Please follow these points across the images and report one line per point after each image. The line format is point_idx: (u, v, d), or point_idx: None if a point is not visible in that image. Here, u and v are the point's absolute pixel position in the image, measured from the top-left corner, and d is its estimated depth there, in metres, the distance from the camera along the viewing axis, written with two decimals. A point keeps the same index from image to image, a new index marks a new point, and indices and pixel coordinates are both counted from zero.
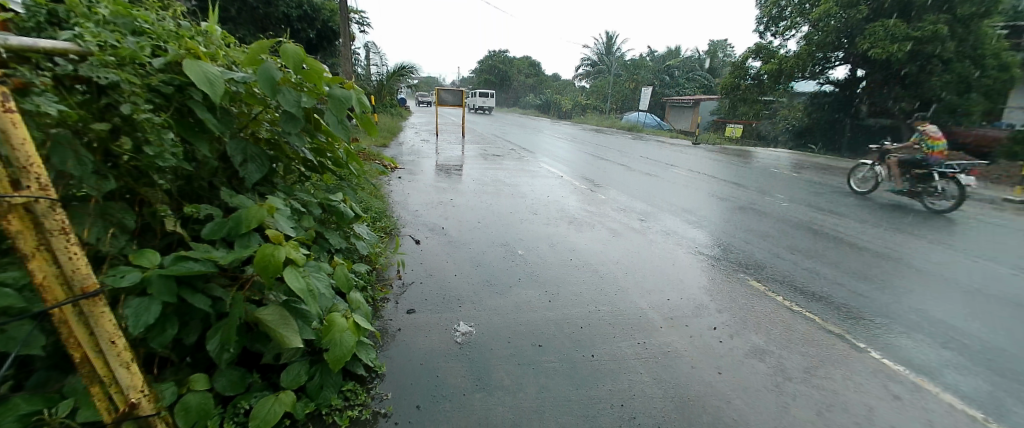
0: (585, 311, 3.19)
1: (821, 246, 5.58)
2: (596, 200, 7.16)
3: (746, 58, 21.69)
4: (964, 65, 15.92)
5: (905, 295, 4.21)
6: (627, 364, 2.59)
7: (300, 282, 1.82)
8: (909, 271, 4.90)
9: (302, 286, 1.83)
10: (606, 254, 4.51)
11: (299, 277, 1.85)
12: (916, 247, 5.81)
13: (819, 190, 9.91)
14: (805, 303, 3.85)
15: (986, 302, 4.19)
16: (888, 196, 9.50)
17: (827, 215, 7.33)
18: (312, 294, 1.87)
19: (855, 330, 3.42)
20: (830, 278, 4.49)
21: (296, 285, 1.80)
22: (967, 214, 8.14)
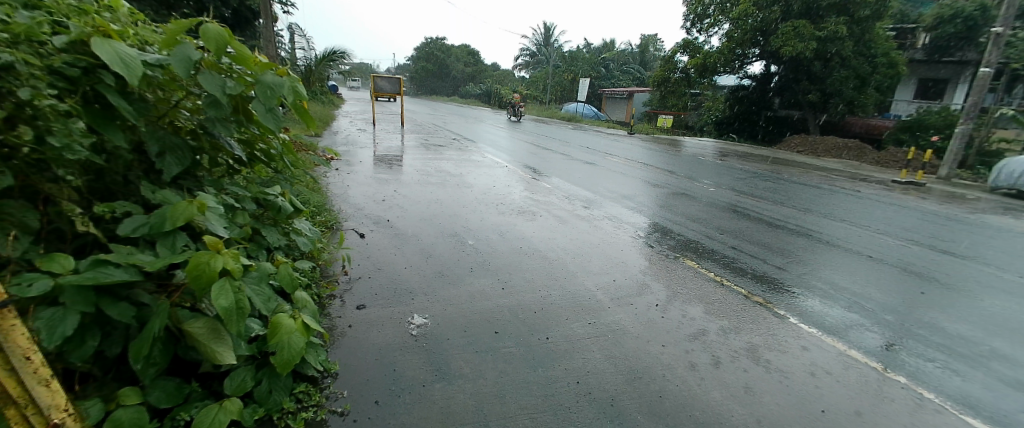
0: (537, 296, 3.27)
1: (745, 225, 6.10)
2: (542, 188, 7.30)
3: (675, 52, 22.88)
4: (860, 62, 17.96)
5: (815, 265, 4.75)
6: (581, 344, 2.70)
7: (229, 299, 1.68)
8: (818, 245, 5.51)
9: (228, 305, 1.68)
10: (554, 240, 4.61)
11: (230, 290, 1.71)
12: (825, 224, 6.51)
13: (741, 176, 10.76)
14: (732, 277, 4.22)
15: (878, 269, 4.84)
16: (799, 180, 10.56)
17: (748, 198, 7.99)
18: (240, 312, 1.72)
19: (776, 300, 3.80)
20: (752, 254, 4.95)
21: (223, 302, 1.65)
22: (861, 195, 9.26)
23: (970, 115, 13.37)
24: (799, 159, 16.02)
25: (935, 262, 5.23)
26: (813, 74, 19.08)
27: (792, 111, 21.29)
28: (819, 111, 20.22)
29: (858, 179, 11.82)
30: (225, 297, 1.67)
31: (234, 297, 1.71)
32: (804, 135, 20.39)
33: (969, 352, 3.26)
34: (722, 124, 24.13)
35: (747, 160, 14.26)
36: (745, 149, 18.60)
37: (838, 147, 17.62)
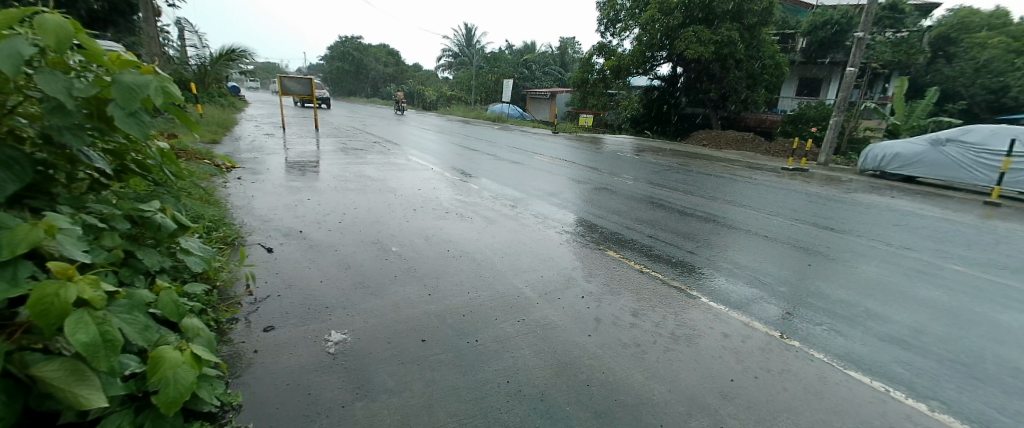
0: (464, 298, 3.21)
1: (661, 215, 6.51)
2: (469, 189, 7.24)
3: (591, 55, 23.93)
4: (751, 64, 20.00)
5: (722, 248, 5.17)
6: (511, 342, 2.68)
7: (90, 333, 1.42)
8: (725, 229, 6.01)
9: (90, 341, 1.41)
10: (481, 241, 4.57)
11: (91, 324, 1.44)
12: (728, 210, 7.15)
13: (657, 170, 11.47)
14: (652, 264, 4.46)
15: (774, 247, 5.40)
16: (707, 171, 11.51)
17: (662, 190, 8.52)
18: (107, 347, 1.46)
19: (690, 282, 4.08)
20: (667, 241, 5.28)
21: (82, 339, 1.39)
22: (758, 182, 10.29)
23: (841, 109, 15.36)
24: (705, 152, 17.47)
25: (818, 238, 5.94)
26: (713, 75, 20.91)
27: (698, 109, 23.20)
28: (720, 108, 22.21)
29: (755, 168, 13.15)
30: (84, 332, 1.41)
31: (98, 331, 1.45)
32: (709, 130, 22.32)
33: (847, 314, 3.75)
34: (637, 121, 25.61)
35: (661, 155, 15.25)
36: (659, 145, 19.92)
37: (737, 140, 19.49)
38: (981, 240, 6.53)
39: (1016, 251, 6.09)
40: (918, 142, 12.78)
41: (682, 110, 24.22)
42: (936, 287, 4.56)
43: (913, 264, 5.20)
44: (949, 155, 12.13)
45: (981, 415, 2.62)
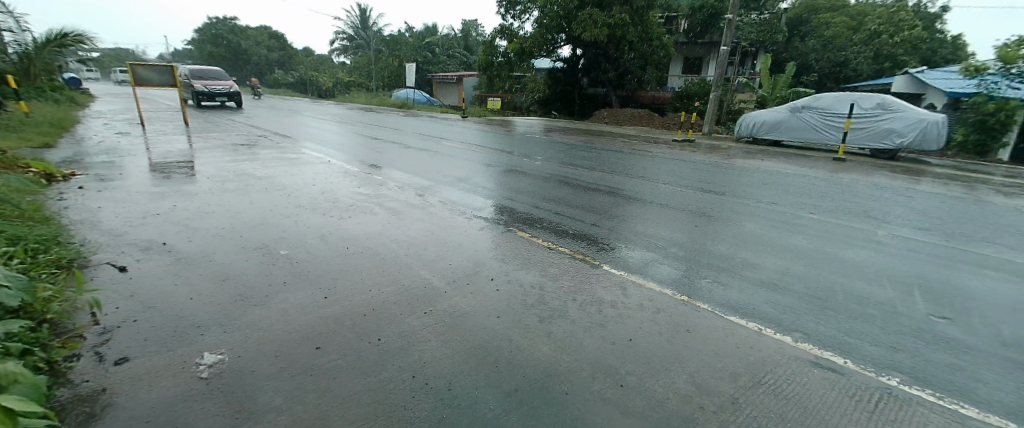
0: (364, 296, 3.03)
1: (567, 192, 6.74)
2: (373, 181, 6.87)
3: (493, 37, 23.88)
4: (642, 45, 21.38)
5: (622, 218, 5.49)
6: (417, 336, 2.57)
7: None
8: (625, 200, 6.39)
9: None
10: (385, 234, 4.36)
11: None
12: (628, 182, 7.62)
13: (563, 149, 11.83)
14: (558, 240, 4.60)
15: (667, 213, 5.86)
16: (609, 147, 12.17)
17: (567, 168, 8.81)
18: None
19: (594, 254, 4.29)
20: (573, 216, 5.48)
21: None
22: (654, 154, 11.11)
23: (718, 84, 17.02)
24: (606, 129, 18.47)
25: (704, 201, 6.56)
26: (610, 56, 22.06)
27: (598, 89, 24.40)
28: (618, 87, 23.56)
29: (651, 142, 14.19)
30: None
31: None
32: (609, 108, 23.63)
33: (729, 266, 4.20)
34: (544, 102, 26.24)
35: (566, 134, 15.77)
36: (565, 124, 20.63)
37: (634, 117, 20.86)
38: (831, 191, 7.68)
39: (856, 198, 7.27)
40: (780, 110, 14.64)
41: (584, 90, 25.29)
42: (798, 234, 5.29)
43: (780, 217, 5.98)
44: (804, 120, 14.09)
45: (831, 339, 3.11)
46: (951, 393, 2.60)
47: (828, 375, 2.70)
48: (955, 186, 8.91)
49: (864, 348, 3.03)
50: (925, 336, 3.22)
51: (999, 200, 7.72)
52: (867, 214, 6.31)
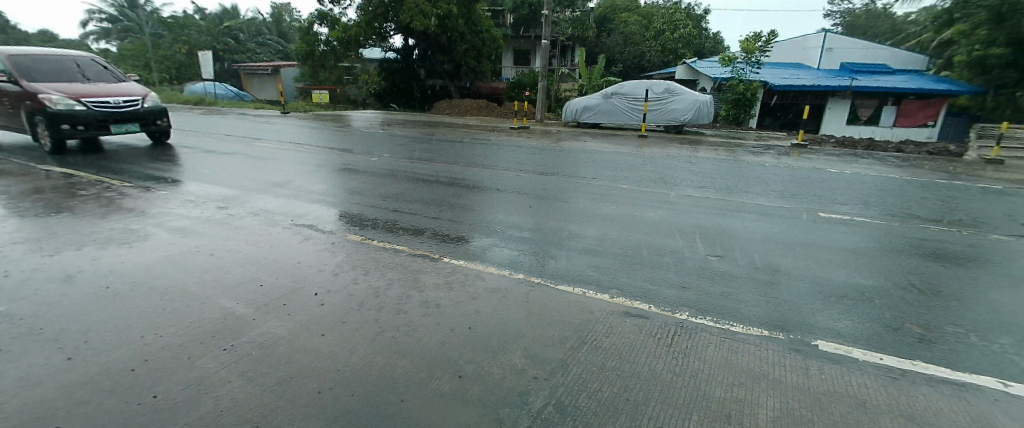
0: (138, 346, 2.42)
1: (406, 187, 6.51)
2: (163, 197, 5.62)
3: (311, 24, 21.67)
4: (472, 36, 21.94)
5: (463, 208, 5.55)
6: (213, 381, 2.16)
7: None
8: (464, 189, 6.47)
9: None
10: (175, 262, 3.59)
11: None
12: (469, 171, 7.74)
13: (402, 142, 11.41)
14: (396, 238, 4.42)
15: (505, 197, 6.14)
16: (450, 138, 12.19)
17: (407, 162, 8.51)
18: None
19: (435, 247, 4.24)
20: (414, 211, 5.33)
21: None
22: (494, 143, 11.53)
23: (544, 75, 18.44)
24: (446, 120, 18.52)
25: (538, 183, 7.06)
26: (442, 47, 22.09)
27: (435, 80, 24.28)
28: (455, 78, 23.82)
29: (490, 130, 14.71)
30: None
31: None
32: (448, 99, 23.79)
33: (560, 240, 4.60)
34: (380, 95, 25.10)
35: (405, 127, 15.26)
36: (404, 117, 20.01)
37: (472, 107, 21.40)
38: (639, 164, 9.00)
39: (656, 167, 8.65)
40: (596, 96, 16.56)
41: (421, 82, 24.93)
42: (613, 204, 6.06)
43: (600, 190, 6.78)
44: (614, 105, 16.25)
45: (638, 290, 3.64)
46: (720, 316, 3.28)
47: (637, 322, 3.14)
48: (723, 151, 11.30)
49: (662, 292, 3.62)
50: (704, 273, 4.00)
51: (748, 159, 10.06)
52: (664, 180, 7.56)
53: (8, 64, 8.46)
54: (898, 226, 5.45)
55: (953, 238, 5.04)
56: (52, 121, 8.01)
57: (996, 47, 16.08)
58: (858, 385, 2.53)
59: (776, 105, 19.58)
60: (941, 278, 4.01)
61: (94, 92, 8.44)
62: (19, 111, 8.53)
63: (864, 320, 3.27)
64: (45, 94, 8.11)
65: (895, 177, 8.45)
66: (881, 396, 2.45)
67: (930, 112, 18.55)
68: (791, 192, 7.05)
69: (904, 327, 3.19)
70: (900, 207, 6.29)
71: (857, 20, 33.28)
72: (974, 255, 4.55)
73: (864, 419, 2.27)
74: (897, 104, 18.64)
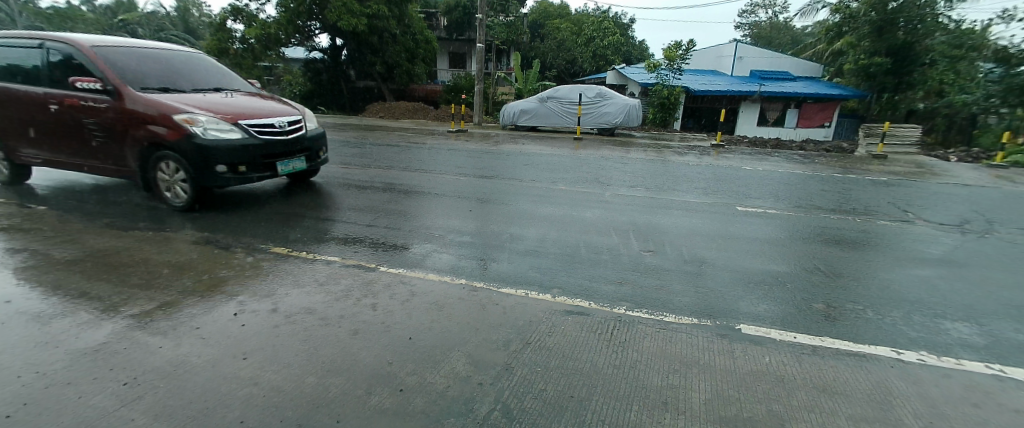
0: (12, 387, 2.08)
1: (338, 194, 6.19)
2: (47, 215, 4.92)
3: (225, 19, 20.21)
4: (404, 38, 21.58)
5: (400, 214, 5.39)
6: (112, 419, 1.91)
7: None
8: (401, 195, 6.28)
9: None
10: (63, 288, 3.14)
11: None
12: (405, 176, 7.53)
13: (332, 147, 10.83)
14: (328, 249, 4.17)
15: (444, 202, 6.03)
16: (385, 142, 11.76)
17: (338, 167, 8.08)
18: None
19: (372, 255, 4.07)
20: (347, 219, 5.08)
21: None
22: (430, 146, 11.31)
23: (479, 78, 18.41)
24: (380, 123, 17.92)
25: (478, 186, 7.01)
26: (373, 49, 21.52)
27: (367, 82, 23.59)
28: (388, 81, 23.26)
29: (426, 134, 14.42)
30: None
31: None
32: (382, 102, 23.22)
33: (500, 243, 4.60)
34: (307, 97, 23.95)
35: (334, 131, 14.52)
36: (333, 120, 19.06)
37: (407, 110, 20.94)
38: (575, 165, 9.23)
39: (591, 168, 8.92)
40: (531, 100, 16.82)
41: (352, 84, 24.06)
42: (552, 205, 6.16)
43: (538, 192, 6.86)
44: (550, 108, 16.63)
45: (578, 288, 3.71)
46: (653, 307, 3.43)
47: (578, 319, 3.20)
48: (652, 152, 11.92)
49: (599, 287, 3.73)
50: (638, 267, 4.18)
51: (675, 159, 10.69)
52: (599, 180, 7.81)
53: (89, 63, 5.12)
54: (804, 216, 6.03)
55: (848, 225, 5.67)
56: (200, 160, 4.86)
57: (876, 57, 18.70)
58: (776, 363, 2.76)
59: (698, 109, 21.05)
60: (839, 261, 4.50)
61: (249, 109, 5.29)
62: (116, 140, 5.11)
63: (780, 303, 3.58)
64: (182, 111, 4.88)
65: (799, 172, 9.37)
66: (796, 371, 2.68)
67: (826, 115, 20.88)
68: (713, 188, 7.57)
69: (813, 307, 3.53)
70: (804, 199, 6.99)
71: (762, 32, 36.75)
72: (865, 240, 5.15)
73: (783, 394, 2.47)
74: (799, 107, 20.77)
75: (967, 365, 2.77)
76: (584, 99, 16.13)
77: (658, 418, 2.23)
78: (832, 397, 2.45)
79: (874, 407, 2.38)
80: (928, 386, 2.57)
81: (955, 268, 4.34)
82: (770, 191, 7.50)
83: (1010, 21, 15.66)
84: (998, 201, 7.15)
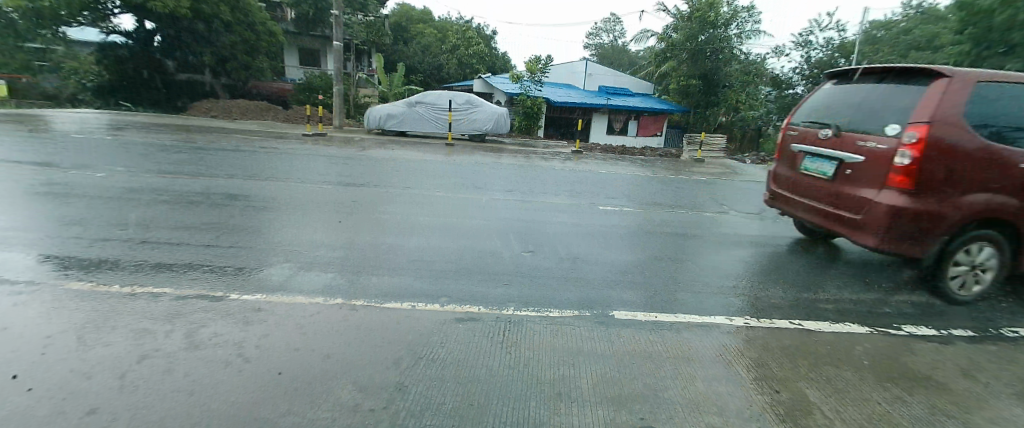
0: None
1: (162, 209, 5.09)
2: None
3: None
4: (241, 28, 19.85)
5: (254, 230, 4.67)
6: None
7: None
8: (252, 208, 5.44)
9: None
10: None
11: None
12: (255, 185, 6.57)
13: (148, 150, 8.82)
14: (158, 280, 3.40)
15: (307, 213, 5.42)
16: (224, 146, 10.05)
17: (159, 176, 6.65)
18: None
19: (217, 284, 3.43)
20: (178, 240, 4.22)
21: None
22: (287, 151, 10.11)
23: (339, 79, 17.09)
24: (213, 123, 15.45)
25: (345, 195, 6.46)
26: (199, 37, 19.54)
27: (193, 75, 21.38)
28: (221, 74, 21.31)
29: (278, 137, 12.97)
30: None
31: None
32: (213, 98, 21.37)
33: (375, 255, 4.29)
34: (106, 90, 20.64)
35: (149, 131, 11.90)
36: (147, 118, 15.77)
37: (249, 109, 18.73)
38: (449, 171, 9.15)
39: (465, 174, 8.95)
40: (399, 104, 16.24)
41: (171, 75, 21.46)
42: (429, 212, 5.98)
43: (413, 199, 6.62)
44: (419, 113, 16.23)
45: (465, 294, 3.65)
46: (539, 305, 3.55)
47: (469, 326, 3.14)
48: (521, 157, 12.47)
49: (486, 291, 3.73)
50: (521, 269, 4.29)
51: (542, 164, 11.36)
52: (475, 186, 7.88)
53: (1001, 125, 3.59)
54: (652, 212, 6.94)
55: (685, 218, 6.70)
56: None
57: (692, 79, 22.48)
58: (645, 342, 3.08)
59: (558, 118, 22.89)
60: (682, 248, 5.27)
61: None
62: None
63: (643, 289, 4.02)
64: None
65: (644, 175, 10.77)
66: (661, 346, 3.03)
67: (658, 125, 24.46)
68: (577, 190, 8.24)
69: (668, 289, 4.05)
70: (649, 197, 8.04)
71: (606, 53, 41.69)
72: (699, 229, 6.13)
73: (654, 367, 2.78)
74: (638, 119, 23.88)
75: (778, 323, 3.47)
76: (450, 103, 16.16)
77: (555, 408, 2.32)
78: (690, 365, 2.82)
79: (720, 366, 2.84)
80: (754, 343, 3.14)
81: (761, 247, 5.43)
82: (624, 191, 8.43)
83: (780, 55, 20.58)
84: None
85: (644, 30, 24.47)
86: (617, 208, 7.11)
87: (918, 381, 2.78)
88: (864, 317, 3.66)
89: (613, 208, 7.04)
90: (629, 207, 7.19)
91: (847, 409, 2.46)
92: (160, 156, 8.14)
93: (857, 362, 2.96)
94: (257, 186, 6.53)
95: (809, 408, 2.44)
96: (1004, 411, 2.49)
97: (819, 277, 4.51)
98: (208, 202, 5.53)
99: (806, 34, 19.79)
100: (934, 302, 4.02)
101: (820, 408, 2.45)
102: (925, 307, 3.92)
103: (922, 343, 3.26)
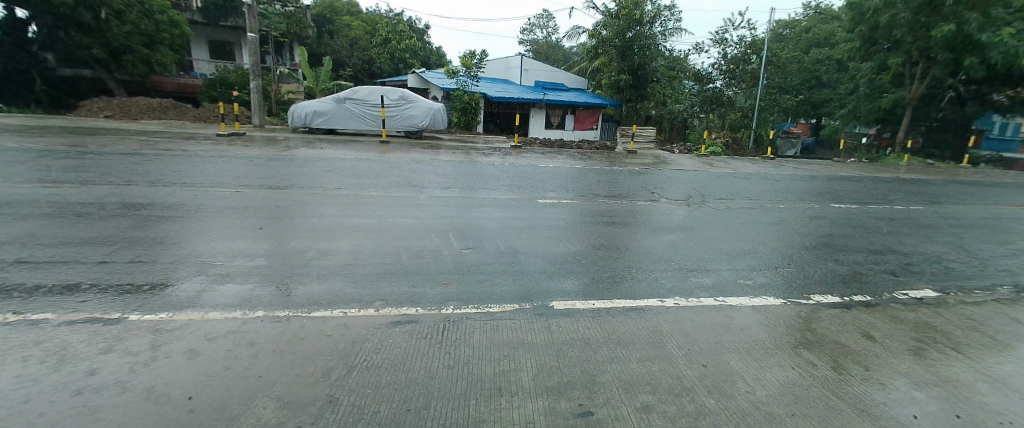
0: None
1: (43, 223, 4.44)
2: None
3: None
4: (136, 17, 17.82)
5: (160, 242, 4.20)
6: None
7: None
8: (159, 218, 4.88)
9: None
10: None
11: None
12: (160, 192, 5.93)
13: (25, 156, 7.64)
14: (39, 305, 2.95)
15: (224, 221, 4.96)
16: (120, 149, 9.00)
17: (38, 186, 5.82)
18: None
19: (113, 304, 3.03)
20: (61, 258, 3.68)
21: None
22: (198, 153, 9.24)
23: (256, 73, 15.89)
24: (107, 125, 13.87)
25: (268, 199, 6.00)
26: (85, 28, 17.37)
27: (80, 69, 19.38)
28: (116, 69, 19.22)
29: (188, 138, 11.84)
30: None
31: None
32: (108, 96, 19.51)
33: (302, 260, 4.04)
34: None
35: (25, 135, 10.31)
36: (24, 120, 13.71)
37: (153, 108, 17.03)
38: (382, 170, 8.78)
39: (401, 172, 8.64)
40: (326, 100, 15.39)
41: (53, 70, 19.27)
42: (361, 213, 5.71)
43: (345, 200, 6.29)
44: (349, 109, 15.52)
45: (402, 296, 3.50)
46: (479, 301, 3.50)
47: (406, 328, 3.01)
48: (460, 153, 12.29)
49: (424, 291, 3.61)
50: (460, 266, 4.20)
51: (481, 160, 11.26)
52: (411, 184, 7.64)
53: None
54: (589, 203, 7.11)
55: (620, 207, 6.92)
56: None
57: (622, 74, 23.25)
58: (584, 330, 3.12)
59: (495, 113, 22.90)
60: (617, 236, 5.44)
61: None
62: None
63: (581, 278, 4.10)
64: None
65: (581, 167, 11.01)
66: (599, 332, 3.10)
67: (593, 119, 25.17)
68: (517, 185, 8.24)
69: (605, 277, 4.15)
70: (584, 189, 8.24)
71: (541, 49, 42.13)
72: (633, 217, 6.35)
73: (592, 353, 2.83)
74: (574, 113, 24.39)
75: (706, 301, 3.67)
76: (382, 99, 15.59)
77: (496, 404, 2.28)
78: (626, 348, 2.90)
79: (653, 346, 2.94)
80: (685, 322, 3.29)
81: (688, 231, 5.74)
82: (562, 183, 8.61)
83: (700, 51, 21.87)
84: (707, 180, 9.84)
85: (575, 26, 25.00)
86: (555, 200, 7.21)
87: (826, 344, 3.06)
88: (779, 290, 3.97)
89: (550, 201, 7.14)
90: (566, 199, 7.32)
91: (766, 376, 2.65)
92: (37, 163, 7.11)
93: (774, 332, 3.20)
94: (163, 193, 5.90)
95: (734, 379, 2.59)
96: (894, 365, 2.80)
97: (742, 256, 4.83)
98: (102, 213, 4.90)
99: (722, 32, 21.27)
100: (837, 272, 4.45)
101: (744, 377, 2.61)
102: (829, 277, 4.32)
103: (827, 310, 3.60)
